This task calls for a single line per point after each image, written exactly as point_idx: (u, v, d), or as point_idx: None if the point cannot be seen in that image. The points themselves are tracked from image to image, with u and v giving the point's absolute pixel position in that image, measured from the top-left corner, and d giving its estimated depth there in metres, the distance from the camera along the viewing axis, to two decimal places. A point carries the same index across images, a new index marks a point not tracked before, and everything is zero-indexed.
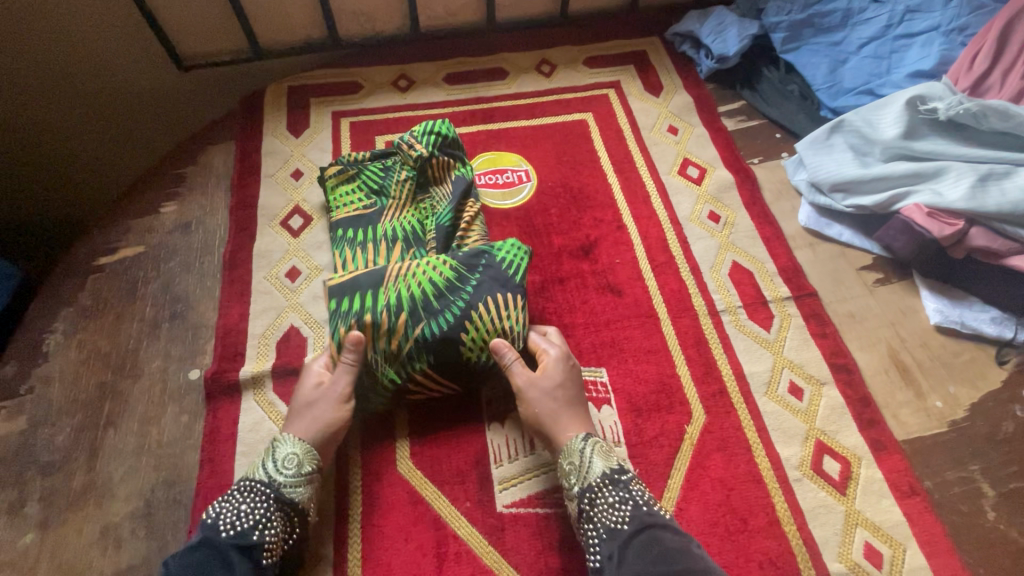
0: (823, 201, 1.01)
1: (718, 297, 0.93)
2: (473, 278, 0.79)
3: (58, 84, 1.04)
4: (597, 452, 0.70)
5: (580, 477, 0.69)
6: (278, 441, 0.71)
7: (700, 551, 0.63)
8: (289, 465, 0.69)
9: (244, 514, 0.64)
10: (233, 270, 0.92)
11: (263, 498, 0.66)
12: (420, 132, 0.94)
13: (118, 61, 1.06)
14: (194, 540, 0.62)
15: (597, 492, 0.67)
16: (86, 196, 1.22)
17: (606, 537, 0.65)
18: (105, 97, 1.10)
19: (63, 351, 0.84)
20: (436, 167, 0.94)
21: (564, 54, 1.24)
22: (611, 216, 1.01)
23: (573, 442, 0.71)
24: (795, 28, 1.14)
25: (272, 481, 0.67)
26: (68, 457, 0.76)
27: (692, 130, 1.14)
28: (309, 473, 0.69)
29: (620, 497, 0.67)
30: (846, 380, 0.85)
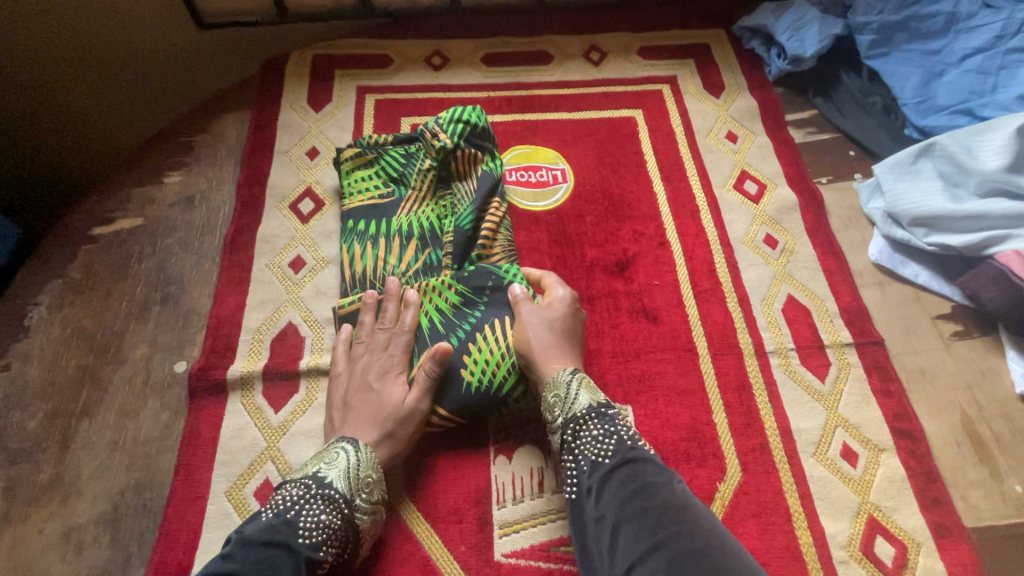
0: (900, 235, 0.87)
1: (767, 335, 0.82)
2: (480, 302, 0.75)
3: (62, 33, 0.97)
4: (583, 387, 0.66)
5: (564, 409, 0.65)
6: (357, 450, 0.64)
7: (684, 489, 0.58)
8: (368, 485, 0.63)
9: (320, 524, 0.59)
10: (233, 254, 0.85)
11: (339, 513, 0.60)
12: (447, 118, 0.85)
13: (140, 20, 1.00)
14: (264, 533, 0.57)
15: (582, 424, 0.63)
16: (94, 159, 1.15)
17: (588, 468, 0.61)
18: (122, 59, 1.04)
19: (46, 327, 0.78)
20: (462, 159, 0.84)
21: (616, 41, 1.11)
22: (653, 230, 0.90)
23: (559, 375, 0.67)
24: (887, 31, 1.00)
25: (352, 498, 0.62)
26: (38, 446, 0.70)
27: (754, 138, 1.01)
28: (378, 502, 0.64)
29: (604, 431, 0.62)
30: (910, 449, 0.74)
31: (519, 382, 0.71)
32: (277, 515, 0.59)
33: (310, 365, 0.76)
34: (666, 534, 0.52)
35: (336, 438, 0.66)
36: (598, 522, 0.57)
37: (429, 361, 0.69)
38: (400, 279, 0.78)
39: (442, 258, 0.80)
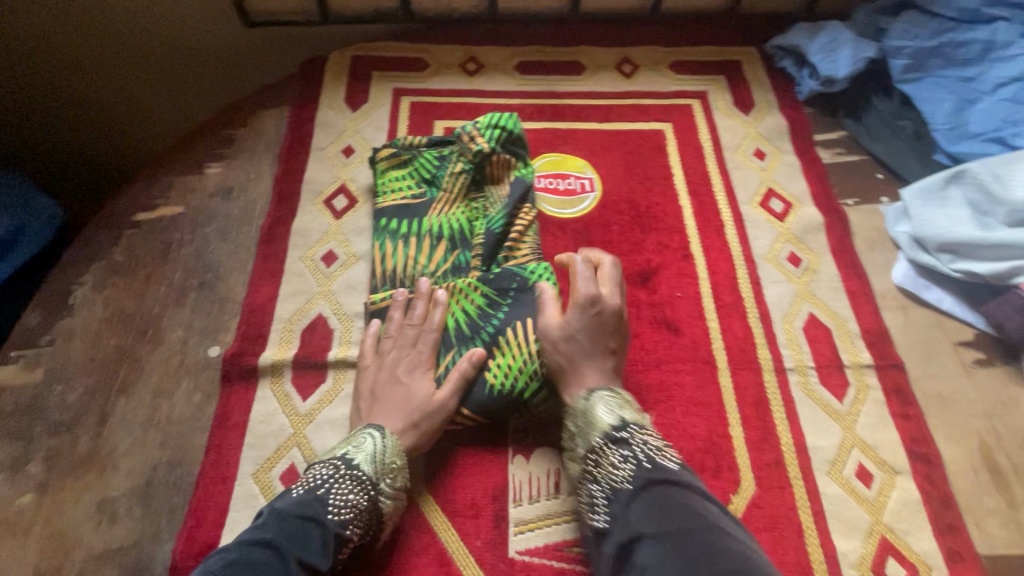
0: (926, 260, 0.88)
1: (787, 353, 0.82)
2: (503, 304, 0.77)
3: (116, 32, 1.03)
4: (599, 410, 0.67)
5: (584, 438, 0.67)
6: (384, 437, 0.67)
7: (709, 508, 0.56)
8: (392, 472, 0.66)
9: (347, 503, 0.61)
10: (268, 245, 0.88)
11: (367, 495, 0.63)
12: (484, 124, 0.87)
13: (189, 21, 1.04)
14: (297, 508, 0.59)
15: (600, 453, 0.64)
16: (138, 140, 1.20)
17: (611, 496, 0.60)
18: (169, 58, 1.08)
19: (89, 306, 0.81)
20: (496, 164, 0.87)
21: (649, 55, 1.13)
22: (677, 243, 0.91)
23: (578, 402, 0.69)
24: (921, 57, 1.00)
25: (377, 482, 0.64)
26: (77, 419, 0.73)
27: (781, 156, 1.02)
28: (400, 490, 0.66)
29: (621, 456, 0.62)
30: (926, 473, 0.74)
31: (541, 387, 0.73)
32: (308, 492, 0.62)
33: (337, 357, 0.79)
34: (691, 554, 0.50)
35: (363, 425, 0.69)
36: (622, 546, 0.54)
37: (464, 366, 0.72)
38: (431, 279, 0.81)
39: (471, 259, 0.82)
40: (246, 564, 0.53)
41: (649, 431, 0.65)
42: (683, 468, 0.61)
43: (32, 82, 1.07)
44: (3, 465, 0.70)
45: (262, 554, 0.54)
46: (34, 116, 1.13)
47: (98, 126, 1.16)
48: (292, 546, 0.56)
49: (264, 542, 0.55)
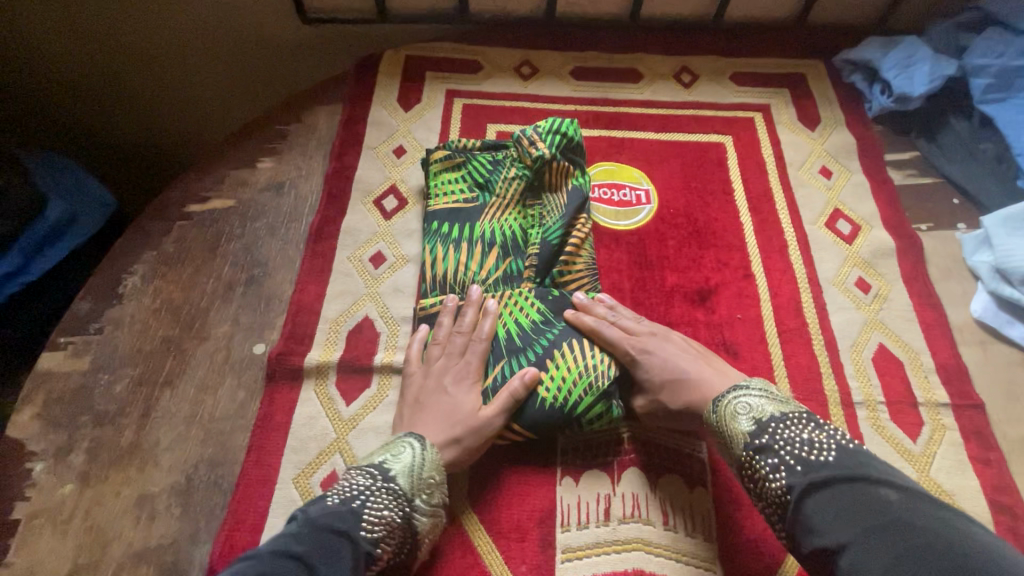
0: (1008, 293, 0.81)
1: (856, 385, 0.77)
2: (558, 324, 0.74)
3: (181, 33, 1.05)
4: (730, 415, 0.63)
5: (727, 451, 0.63)
6: (425, 449, 0.64)
7: (885, 493, 0.51)
8: (427, 489, 0.62)
9: (381, 518, 0.58)
10: (317, 243, 0.86)
11: (401, 512, 0.59)
12: (544, 129, 0.84)
13: (248, 21, 1.05)
14: (330, 521, 0.55)
15: (748, 465, 0.60)
16: (192, 130, 1.22)
17: (781, 512, 0.56)
18: (226, 56, 1.09)
19: (138, 296, 0.81)
20: (554, 172, 0.83)
21: (709, 65, 1.09)
22: (737, 261, 0.87)
23: (707, 415, 0.65)
24: (1006, 77, 0.95)
25: (412, 498, 0.61)
26: (121, 410, 0.72)
27: (849, 176, 0.97)
28: (436, 506, 0.62)
29: (771, 464, 0.58)
30: (1010, 525, 0.68)
31: (597, 403, 0.69)
32: (344, 504, 0.57)
33: (383, 362, 0.77)
34: (891, 559, 0.46)
35: (401, 433, 0.67)
36: (819, 562, 0.51)
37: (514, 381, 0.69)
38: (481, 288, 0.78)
39: (523, 269, 0.79)
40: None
41: (791, 422, 0.60)
42: (842, 455, 0.55)
43: (96, 70, 1.09)
44: (47, 453, 0.69)
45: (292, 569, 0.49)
46: (96, 103, 1.15)
47: (154, 114, 1.18)
48: (323, 562, 0.51)
49: (295, 557, 0.51)
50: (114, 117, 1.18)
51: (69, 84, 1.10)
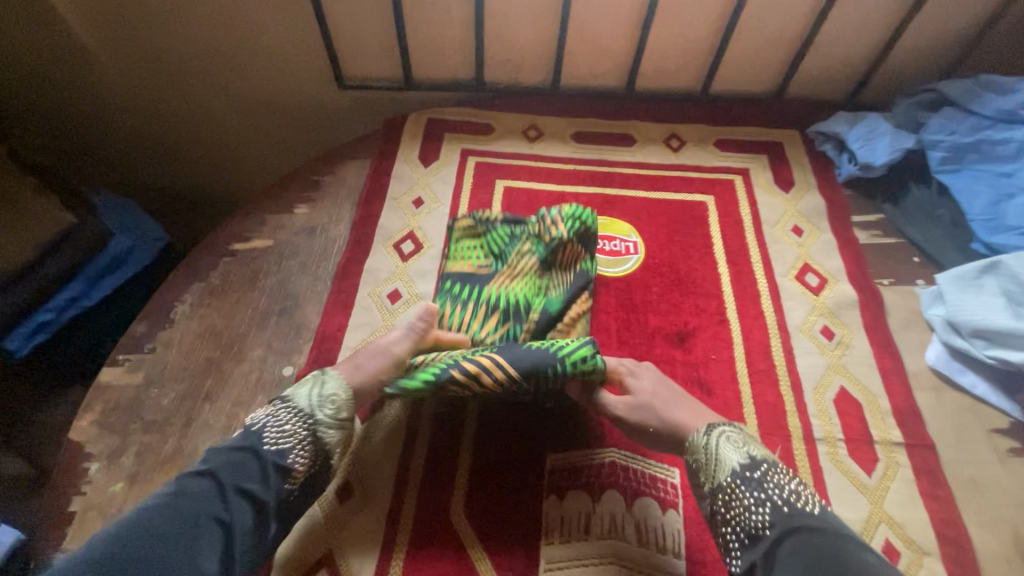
0: (959, 344, 0.90)
1: (817, 423, 0.86)
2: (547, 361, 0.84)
3: (239, 99, 1.22)
4: (725, 446, 0.69)
5: (709, 475, 0.69)
6: (325, 376, 0.76)
7: (866, 557, 0.57)
8: (328, 405, 0.73)
9: (285, 433, 0.69)
10: (342, 280, 0.99)
11: (304, 425, 0.70)
12: (566, 214, 0.93)
13: (295, 89, 1.21)
14: (236, 442, 0.67)
15: (730, 494, 0.66)
16: (228, 173, 1.39)
17: (750, 541, 0.62)
18: (274, 117, 1.26)
19: (186, 321, 0.93)
20: (565, 254, 0.93)
21: (696, 132, 1.22)
22: (714, 308, 0.97)
23: (698, 438, 0.72)
24: (958, 151, 1.06)
25: (313, 414, 0.72)
26: (167, 420, 0.83)
27: (819, 234, 1.08)
28: (344, 419, 0.73)
29: (755, 498, 0.64)
30: (955, 556, 0.75)
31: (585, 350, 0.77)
32: (248, 427, 0.69)
33: None
34: None
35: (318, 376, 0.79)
36: None
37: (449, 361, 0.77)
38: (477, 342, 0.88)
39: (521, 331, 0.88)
40: (186, 493, 0.62)
41: (782, 471, 0.67)
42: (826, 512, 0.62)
43: (156, 122, 1.26)
44: (102, 454, 0.80)
45: (200, 484, 0.63)
46: (160, 153, 1.33)
47: (199, 160, 1.35)
48: (229, 474, 0.64)
49: (202, 473, 0.64)
50: (175, 164, 1.36)
51: (140, 137, 1.29)
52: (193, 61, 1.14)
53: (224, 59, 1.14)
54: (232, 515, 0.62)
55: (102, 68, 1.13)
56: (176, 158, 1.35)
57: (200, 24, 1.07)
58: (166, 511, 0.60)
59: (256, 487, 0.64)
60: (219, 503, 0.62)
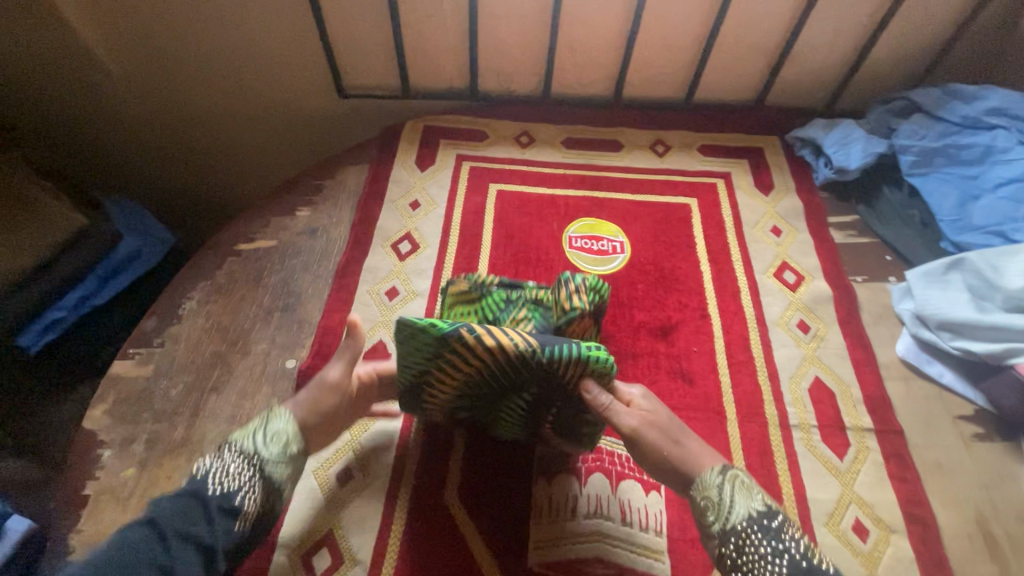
0: (927, 336, 0.95)
1: (792, 411, 0.90)
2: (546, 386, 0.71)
3: (245, 109, 1.28)
4: (739, 490, 0.68)
5: (720, 516, 0.67)
6: (270, 415, 0.73)
7: None
8: (276, 442, 0.71)
9: (231, 475, 0.66)
10: (343, 278, 1.04)
11: (251, 465, 0.68)
12: (589, 285, 0.85)
13: (298, 98, 1.27)
14: (180, 489, 0.64)
15: (744, 539, 0.65)
16: (229, 178, 1.45)
17: None
18: (278, 125, 1.32)
19: (194, 317, 0.97)
20: (575, 328, 0.82)
21: (681, 138, 1.28)
22: (696, 303, 1.03)
23: (710, 477, 0.69)
24: (926, 155, 1.11)
25: (260, 453, 0.69)
26: (175, 409, 0.88)
27: (796, 235, 1.13)
28: (293, 454, 0.72)
29: (772, 548, 0.64)
30: (921, 534, 0.79)
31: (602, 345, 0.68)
32: (192, 475, 0.66)
33: None
34: None
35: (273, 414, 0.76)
36: None
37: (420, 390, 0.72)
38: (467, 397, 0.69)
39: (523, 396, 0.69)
40: (126, 546, 0.57)
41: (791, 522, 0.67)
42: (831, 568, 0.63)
43: (161, 129, 1.31)
44: (114, 442, 0.84)
45: (141, 534, 0.59)
46: (167, 160, 1.38)
47: (201, 165, 1.41)
48: (172, 521, 0.61)
49: (144, 521, 0.60)
50: (181, 170, 1.42)
51: (149, 145, 1.34)
52: (200, 72, 1.19)
53: (232, 71, 1.20)
54: (178, 562, 0.58)
55: (111, 77, 1.19)
56: (178, 164, 1.40)
57: (210, 39, 1.13)
58: (106, 568, 0.55)
59: (203, 533, 0.61)
60: (161, 551, 0.58)
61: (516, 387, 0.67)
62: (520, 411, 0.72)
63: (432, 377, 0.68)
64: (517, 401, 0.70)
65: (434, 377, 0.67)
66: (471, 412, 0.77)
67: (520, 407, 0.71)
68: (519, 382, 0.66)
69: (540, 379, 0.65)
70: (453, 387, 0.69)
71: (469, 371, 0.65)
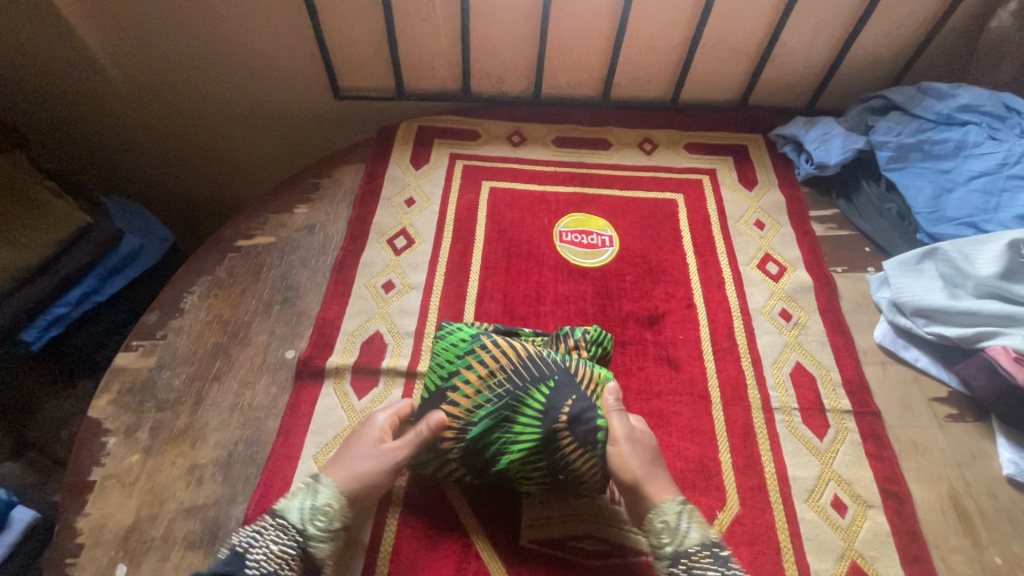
0: (903, 322, 0.99)
1: (774, 394, 0.94)
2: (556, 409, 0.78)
3: (246, 113, 1.32)
4: (693, 520, 0.72)
5: (674, 539, 0.71)
6: (318, 483, 0.74)
7: None
8: (320, 518, 0.71)
9: (271, 554, 0.66)
10: (340, 272, 1.07)
11: (292, 543, 0.68)
12: (591, 338, 0.87)
13: (298, 100, 1.30)
14: (219, 562, 0.64)
15: (694, 561, 0.68)
16: (223, 176, 1.47)
17: None
18: (277, 126, 1.36)
19: (195, 311, 1.00)
20: None
21: (667, 136, 1.32)
22: (682, 294, 1.06)
23: (669, 503, 0.73)
24: (903, 150, 1.15)
25: (303, 529, 0.70)
26: (178, 399, 0.90)
27: (779, 228, 1.17)
28: (336, 529, 0.71)
29: (719, 572, 0.67)
30: (896, 509, 0.83)
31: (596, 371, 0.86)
32: (232, 548, 0.66)
33: (389, 366, 0.96)
34: None
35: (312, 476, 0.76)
36: None
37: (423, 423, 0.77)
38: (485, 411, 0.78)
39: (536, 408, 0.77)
40: None
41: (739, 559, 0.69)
42: None
43: (156, 127, 1.33)
44: (119, 430, 0.87)
45: None
46: (168, 161, 1.42)
47: (195, 163, 1.43)
48: None
49: None
50: (182, 171, 1.45)
51: (151, 147, 1.38)
52: (196, 72, 1.22)
53: (232, 75, 1.23)
54: None
55: (109, 77, 1.21)
56: (172, 160, 1.42)
57: (210, 42, 1.16)
58: None
59: None
60: None
61: (536, 387, 0.78)
62: (535, 428, 0.76)
63: (460, 387, 0.79)
64: (532, 410, 0.77)
65: (463, 387, 0.79)
66: (486, 452, 0.77)
67: (538, 418, 0.77)
68: (538, 380, 0.79)
69: (555, 372, 0.79)
70: (478, 401, 0.78)
71: (496, 370, 0.80)
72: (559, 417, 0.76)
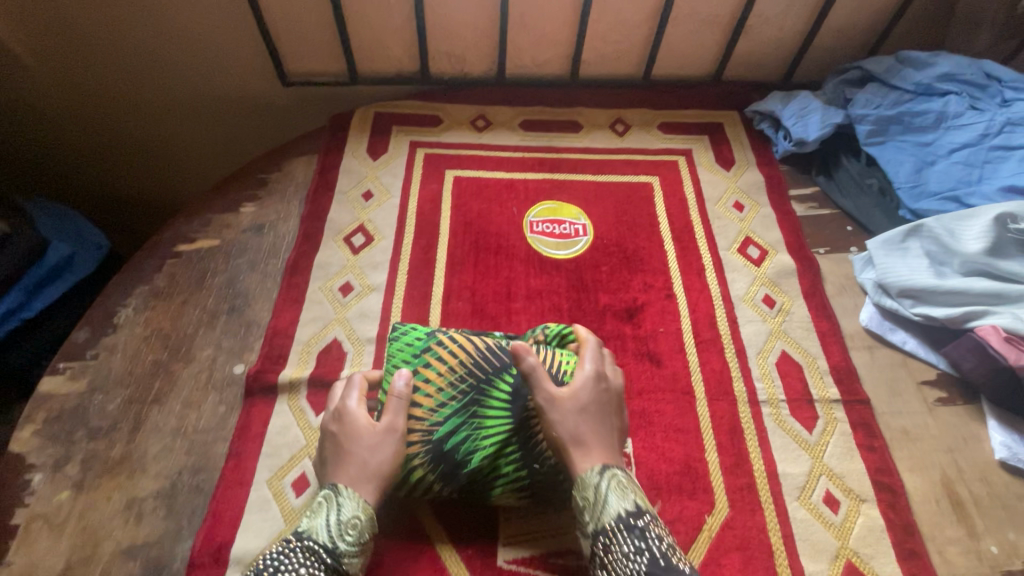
0: (889, 304, 0.95)
1: (761, 386, 0.90)
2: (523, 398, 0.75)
3: (182, 102, 1.20)
4: (613, 488, 0.62)
5: (594, 515, 0.62)
6: (339, 494, 0.64)
7: None
8: (349, 532, 0.62)
9: None
10: (293, 276, 0.98)
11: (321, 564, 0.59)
12: (553, 331, 0.81)
13: (240, 87, 1.19)
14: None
15: (611, 537, 0.59)
16: (163, 172, 1.36)
17: None
18: (219, 116, 1.24)
19: (131, 325, 0.91)
20: None
21: (640, 115, 1.25)
22: (661, 283, 1.01)
23: (588, 475, 0.63)
24: (882, 123, 1.11)
25: (332, 546, 0.60)
26: (113, 425, 0.81)
27: (759, 209, 1.12)
28: (366, 542, 0.63)
29: (635, 547, 0.58)
30: (890, 502, 0.79)
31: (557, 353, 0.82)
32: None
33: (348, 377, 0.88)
34: None
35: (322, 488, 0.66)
36: None
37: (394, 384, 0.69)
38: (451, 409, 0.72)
39: (503, 399, 0.73)
40: None
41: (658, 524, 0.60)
42: None
43: (83, 124, 1.21)
44: (46, 465, 0.78)
45: None
46: (101, 157, 1.30)
47: (134, 162, 1.32)
48: None
49: None
50: (118, 167, 1.33)
51: (81, 143, 1.26)
52: (121, 61, 1.10)
53: (161, 60, 1.12)
54: None
55: (30, 72, 1.10)
56: (115, 160, 1.31)
57: (132, 25, 1.05)
58: None
59: None
60: None
61: (500, 377, 0.74)
62: (506, 418, 0.73)
63: (421, 388, 0.73)
64: (499, 399, 0.73)
65: (424, 386, 0.73)
66: (457, 453, 0.71)
67: (507, 408, 0.73)
68: (500, 370, 0.75)
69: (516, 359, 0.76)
70: (441, 399, 0.72)
71: (456, 365, 0.74)
72: (528, 405, 0.73)
